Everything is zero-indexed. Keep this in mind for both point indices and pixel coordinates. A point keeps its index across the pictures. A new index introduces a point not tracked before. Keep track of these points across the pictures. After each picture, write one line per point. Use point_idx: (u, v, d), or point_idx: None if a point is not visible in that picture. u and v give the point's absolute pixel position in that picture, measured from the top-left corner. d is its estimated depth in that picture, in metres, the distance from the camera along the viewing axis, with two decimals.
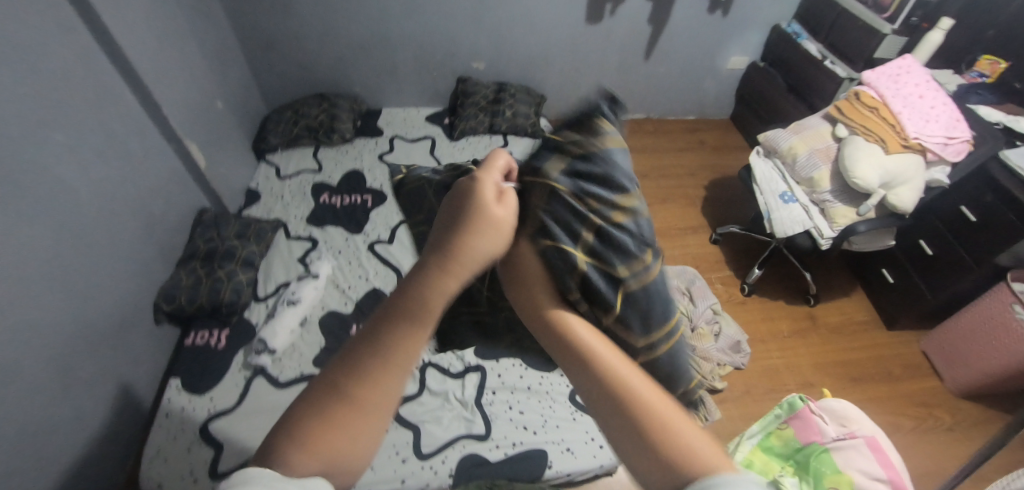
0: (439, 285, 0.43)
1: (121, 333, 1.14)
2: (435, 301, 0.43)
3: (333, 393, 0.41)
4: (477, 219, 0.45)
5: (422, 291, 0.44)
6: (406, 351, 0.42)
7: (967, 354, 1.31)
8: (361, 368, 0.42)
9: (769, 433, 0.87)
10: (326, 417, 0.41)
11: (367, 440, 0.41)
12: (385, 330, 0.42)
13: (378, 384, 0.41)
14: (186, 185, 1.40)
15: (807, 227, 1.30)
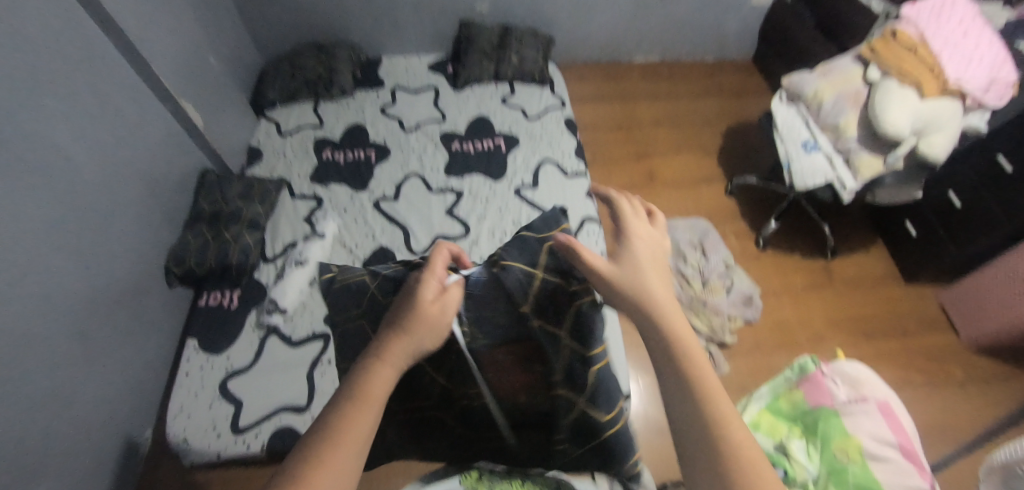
0: (382, 374, 0.54)
1: (133, 297, 1.16)
2: (382, 385, 0.54)
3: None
4: (415, 321, 0.58)
5: (376, 380, 0.53)
6: (361, 431, 0.50)
7: (987, 310, 1.28)
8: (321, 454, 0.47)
9: (777, 396, 0.81)
10: None
11: None
12: (334, 412, 0.51)
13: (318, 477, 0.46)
14: (185, 146, 1.37)
15: (829, 178, 1.23)
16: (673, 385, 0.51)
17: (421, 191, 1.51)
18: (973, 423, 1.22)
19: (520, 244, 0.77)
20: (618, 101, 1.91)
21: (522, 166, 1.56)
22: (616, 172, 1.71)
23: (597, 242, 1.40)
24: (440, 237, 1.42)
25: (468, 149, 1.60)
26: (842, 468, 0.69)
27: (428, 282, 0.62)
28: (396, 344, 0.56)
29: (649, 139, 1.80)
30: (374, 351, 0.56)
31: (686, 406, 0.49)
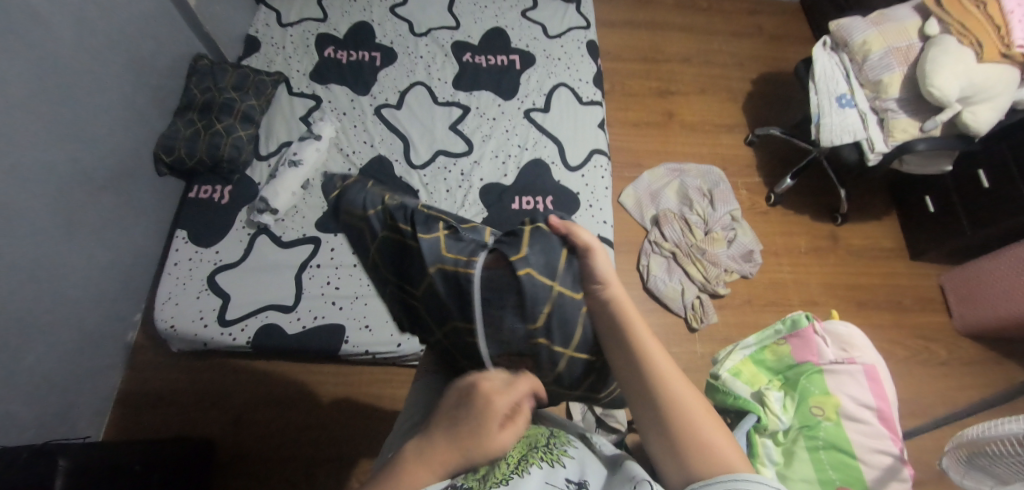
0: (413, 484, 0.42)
1: (117, 181, 1.13)
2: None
3: None
4: (474, 442, 0.43)
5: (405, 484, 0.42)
6: None
7: (988, 295, 1.26)
8: None
9: (764, 346, 0.77)
10: None
11: None
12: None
13: None
14: (174, 26, 1.27)
15: (858, 138, 1.16)
16: (632, 380, 0.49)
17: (425, 102, 1.43)
18: (943, 401, 1.25)
19: (543, 242, 0.51)
20: (648, 31, 1.77)
21: (535, 87, 1.47)
22: (634, 107, 1.61)
23: (603, 176, 1.35)
24: (440, 152, 1.36)
25: (480, 63, 1.50)
26: (815, 424, 0.71)
27: (493, 412, 0.44)
28: (445, 454, 0.43)
29: (675, 77, 1.68)
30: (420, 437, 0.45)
31: (652, 414, 0.48)
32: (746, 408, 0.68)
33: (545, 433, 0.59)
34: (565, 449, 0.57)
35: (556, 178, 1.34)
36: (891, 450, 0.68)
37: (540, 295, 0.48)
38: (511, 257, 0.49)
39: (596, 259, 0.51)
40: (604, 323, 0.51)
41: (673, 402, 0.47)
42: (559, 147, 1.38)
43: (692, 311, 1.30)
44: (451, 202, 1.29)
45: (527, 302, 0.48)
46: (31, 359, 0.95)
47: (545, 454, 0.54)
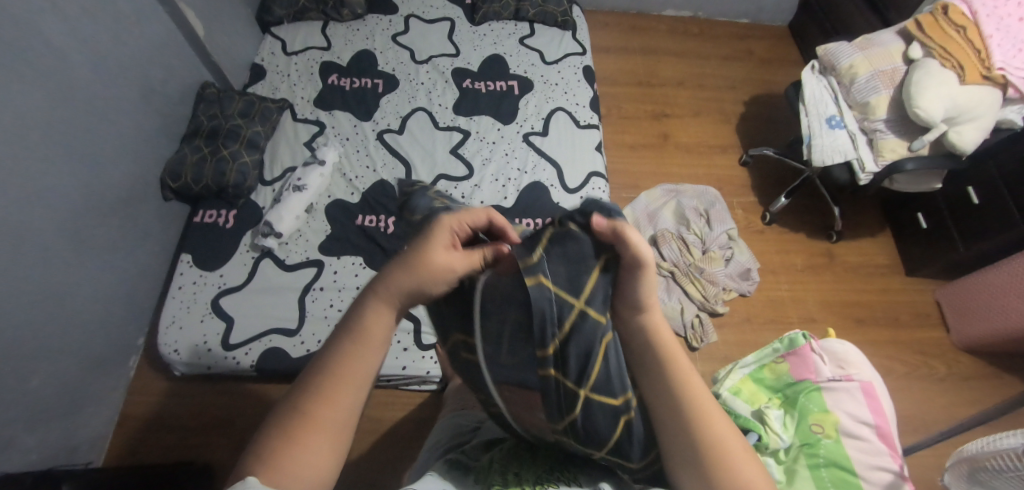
0: (380, 319, 0.48)
1: (124, 205, 1.15)
2: (379, 333, 0.48)
3: (289, 428, 0.45)
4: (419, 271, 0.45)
5: (370, 325, 0.47)
6: (355, 382, 0.47)
7: (984, 310, 1.28)
8: (324, 391, 0.46)
9: (763, 365, 0.78)
10: (278, 442, 0.44)
11: (329, 453, 0.45)
12: (332, 351, 0.47)
13: (317, 423, 0.45)
14: (183, 55, 1.31)
15: (848, 158, 1.19)
16: (665, 402, 0.47)
17: (426, 126, 1.47)
18: (945, 418, 1.24)
19: (567, 252, 0.44)
20: (642, 55, 1.82)
21: (533, 111, 1.51)
22: (630, 130, 1.65)
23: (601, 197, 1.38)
24: (442, 176, 1.39)
25: (480, 89, 1.54)
26: (815, 441, 0.71)
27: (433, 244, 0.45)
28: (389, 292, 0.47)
29: (669, 100, 1.73)
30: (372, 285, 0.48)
31: (682, 441, 0.47)
32: (747, 427, 0.68)
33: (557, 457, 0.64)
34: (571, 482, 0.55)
35: (555, 200, 1.37)
36: (891, 466, 0.68)
37: (553, 314, 0.44)
38: (521, 260, 0.43)
39: (641, 280, 0.44)
40: (638, 339, 0.49)
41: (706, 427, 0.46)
42: (557, 169, 1.41)
43: (692, 331, 1.31)
44: None
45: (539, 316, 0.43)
46: (34, 382, 0.95)
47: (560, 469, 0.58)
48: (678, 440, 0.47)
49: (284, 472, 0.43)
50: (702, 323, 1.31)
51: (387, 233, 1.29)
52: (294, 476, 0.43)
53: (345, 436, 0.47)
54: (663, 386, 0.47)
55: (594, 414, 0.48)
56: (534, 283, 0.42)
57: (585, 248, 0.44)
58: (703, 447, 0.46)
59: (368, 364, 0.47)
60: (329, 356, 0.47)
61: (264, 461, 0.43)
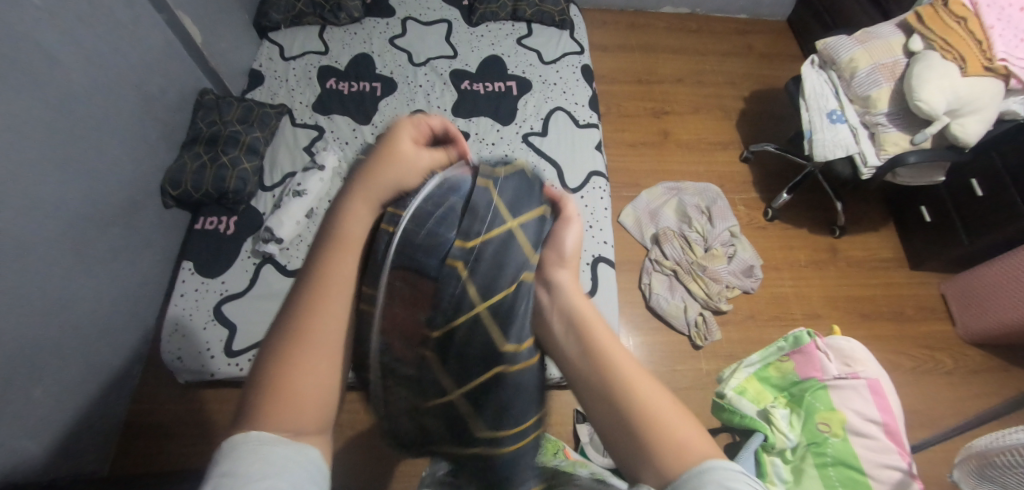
0: (358, 215, 0.48)
1: (125, 214, 1.15)
2: (356, 237, 0.47)
3: (283, 347, 0.43)
4: (390, 161, 0.50)
5: (348, 224, 0.48)
6: (339, 283, 0.45)
7: (989, 302, 1.27)
8: (311, 297, 0.44)
9: (768, 363, 0.76)
10: (275, 367, 0.42)
11: (326, 367, 0.43)
12: (313, 260, 0.46)
13: (309, 334, 0.43)
14: (182, 62, 1.31)
15: (850, 152, 1.18)
16: (592, 384, 0.46)
17: None
18: (953, 412, 1.24)
19: (522, 185, 0.52)
20: (641, 53, 1.82)
21: (532, 111, 1.51)
22: (631, 128, 1.65)
23: (602, 197, 1.37)
24: None
25: (478, 90, 1.54)
26: (823, 440, 0.70)
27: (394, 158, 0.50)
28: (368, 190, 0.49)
29: (669, 97, 1.72)
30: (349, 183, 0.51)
31: (613, 416, 0.44)
32: (752, 427, 0.70)
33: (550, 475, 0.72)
34: None
35: None
36: (900, 464, 0.67)
37: (489, 220, 0.47)
38: (486, 170, 0.51)
39: (569, 230, 0.57)
40: (565, 328, 0.50)
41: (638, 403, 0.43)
42: (558, 169, 1.41)
43: (696, 329, 1.31)
44: None
45: (468, 211, 0.47)
46: (39, 392, 0.96)
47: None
48: (615, 422, 0.44)
49: (289, 392, 0.41)
50: (706, 322, 1.31)
51: None
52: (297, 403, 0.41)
53: (338, 357, 0.44)
54: (591, 367, 0.47)
55: (478, 334, 0.45)
56: (484, 186, 0.48)
57: (533, 196, 0.52)
58: (634, 416, 0.43)
59: (348, 274, 0.46)
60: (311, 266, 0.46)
61: (258, 400, 0.41)
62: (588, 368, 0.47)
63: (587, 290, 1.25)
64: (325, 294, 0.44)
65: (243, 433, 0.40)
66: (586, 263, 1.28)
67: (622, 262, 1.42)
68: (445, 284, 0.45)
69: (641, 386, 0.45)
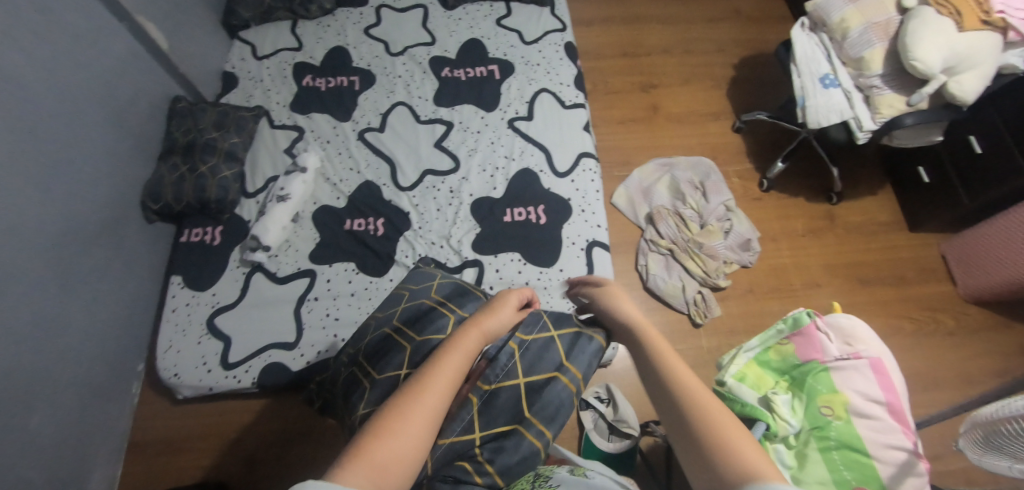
0: (469, 336, 0.71)
1: (106, 232, 1.13)
2: (467, 349, 0.69)
3: (388, 417, 0.56)
4: (493, 310, 0.78)
5: (461, 344, 0.69)
6: (447, 377, 0.62)
7: (990, 260, 1.25)
8: (421, 385, 0.60)
9: (768, 347, 0.76)
10: (376, 431, 0.54)
11: (419, 436, 0.55)
12: (432, 361, 0.65)
13: (417, 407, 0.57)
14: (150, 70, 1.27)
15: (845, 117, 1.14)
16: (662, 398, 0.55)
17: (408, 121, 1.42)
18: (955, 372, 1.23)
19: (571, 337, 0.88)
20: (625, 25, 1.75)
21: (516, 95, 1.46)
22: (619, 105, 1.60)
23: (593, 179, 1.34)
24: (427, 171, 1.36)
25: (459, 77, 1.49)
26: (825, 424, 0.68)
27: (504, 306, 0.79)
28: (479, 323, 0.74)
29: (656, 69, 1.67)
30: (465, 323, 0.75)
31: (690, 423, 0.50)
32: (754, 416, 0.68)
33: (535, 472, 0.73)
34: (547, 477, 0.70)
35: (545, 186, 1.33)
36: (904, 445, 0.65)
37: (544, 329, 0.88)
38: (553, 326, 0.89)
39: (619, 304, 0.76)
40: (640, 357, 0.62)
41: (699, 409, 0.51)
42: (546, 154, 1.38)
43: (695, 307, 1.30)
44: (443, 220, 1.30)
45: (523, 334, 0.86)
46: (36, 420, 0.95)
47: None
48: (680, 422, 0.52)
49: (388, 455, 0.52)
50: (704, 300, 1.30)
51: (377, 235, 1.27)
52: (378, 467, 0.50)
53: (420, 444, 0.55)
54: (662, 385, 0.56)
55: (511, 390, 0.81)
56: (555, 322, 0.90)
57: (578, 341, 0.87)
58: (702, 427, 0.50)
59: (450, 378, 0.62)
60: (426, 365, 0.64)
61: (352, 453, 0.52)
62: (658, 382, 0.56)
63: (582, 276, 1.23)
64: (434, 378, 0.61)
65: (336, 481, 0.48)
66: (580, 248, 1.26)
67: (616, 245, 1.40)
68: (504, 359, 0.83)
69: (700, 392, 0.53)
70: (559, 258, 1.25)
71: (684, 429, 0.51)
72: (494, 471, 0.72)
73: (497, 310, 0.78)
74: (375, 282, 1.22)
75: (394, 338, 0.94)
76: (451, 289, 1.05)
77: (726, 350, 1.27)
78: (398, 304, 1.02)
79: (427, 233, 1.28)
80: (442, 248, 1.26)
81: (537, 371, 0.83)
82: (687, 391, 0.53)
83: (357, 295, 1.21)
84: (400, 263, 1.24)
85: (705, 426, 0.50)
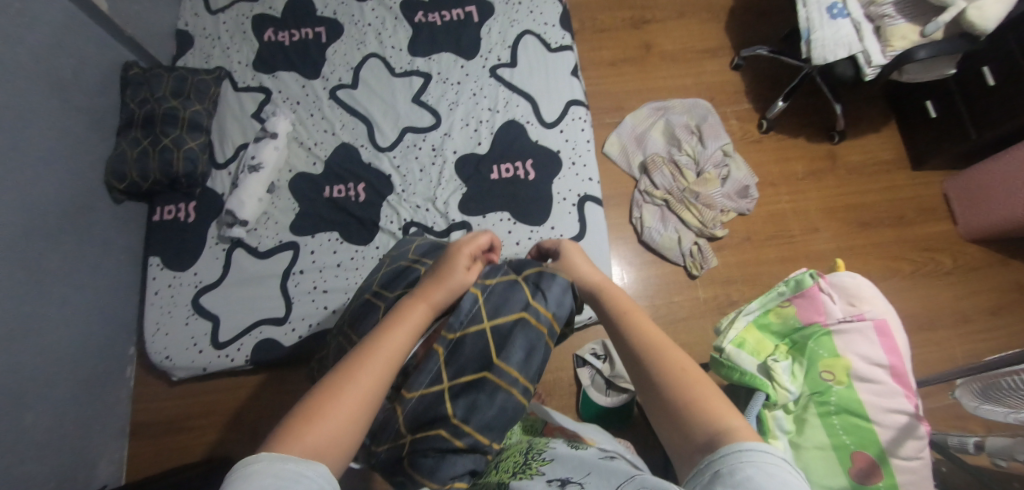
0: (416, 309, 0.64)
1: (74, 218, 1.07)
2: (413, 324, 0.62)
3: (316, 404, 0.51)
4: (448, 271, 0.70)
5: (406, 318, 0.62)
6: (389, 355, 0.57)
7: (992, 198, 1.21)
8: (357, 367, 0.55)
9: (768, 310, 0.73)
10: (301, 419, 0.49)
11: (349, 422, 0.51)
12: (373, 335, 0.59)
13: (347, 393, 0.52)
14: (93, 35, 1.15)
15: (852, 52, 1.06)
16: (641, 376, 0.53)
17: (382, 75, 1.32)
18: (950, 311, 1.23)
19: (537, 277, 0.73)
20: None
21: (498, 39, 1.35)
22: (609, 45, 1.49)
23: (583, 128, 1.26)
24: (407, 129, 1.28)
25: (434, 21, 1.37)
26: (826, 389, 0.67)
27: (456, 267, 0.69)
28: (430, 293, 0.66)
29: (650, 2, 1.53)
30: (414, 292, 0.67)
31: (671, 396, 0.49)
32: (753, 385, 0.67)
33: (528, 444, 0.72)
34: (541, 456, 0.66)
35: (533, 138, 1.26)
36: (906, 408, 0.64)
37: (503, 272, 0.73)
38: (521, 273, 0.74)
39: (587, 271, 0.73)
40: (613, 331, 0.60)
41: (684, 383, 0.49)
42: (533, 104, 1.29)
43: (691, 258, 1.27)
44: (427, 182, 1.24)
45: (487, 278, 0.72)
46: (32, 416, 0.94)
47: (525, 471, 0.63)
48: (655, 400, 0.51)
49: (310, 443, 0.47)
50: (701, 250, 1.26)
51: (359, 202, 1.22)
52: (313, 450, 0.47)
53: (357, 424, 0.51)
54: (637, 360, 0.55)
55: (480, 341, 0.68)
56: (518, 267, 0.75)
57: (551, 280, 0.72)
58: (685, 402, 0.48)
59: (393, 356, 0.57)
60: (366, 340, 0.58)
61: (275, 442, 0.47)
62: (636, 358, 0.55)
63: (574, 233, 1.18)
64: (373, 359, 0.56)
65: (242, 469, 0.43)
66: (572, 204, 1.20)
67: (609, 198, 1.35)
68: (463, 304, 0.69)
69: (682, 365, 0.51)
70: (550, 215, 1.20)
71: (663, 406, 0.49)
72: (472, 429, 0.65)
73: (452, 272, 0.70)
74: (361, 251, 1.18)
75: (374, 302, 0.85)
76: (428, 247, 0.94)
77: (722, 301, 1.26)
78: (380, 269, 0.93)
79: (411, 197, 1.22)
80: (428, 212, 1.21)
81: (501, 313, 0.69)
82: (670, 364, 0.52)
83: (343, 265, 1.17)
84: (385, 230, 1.19)
85: (691, 401, 0.48)
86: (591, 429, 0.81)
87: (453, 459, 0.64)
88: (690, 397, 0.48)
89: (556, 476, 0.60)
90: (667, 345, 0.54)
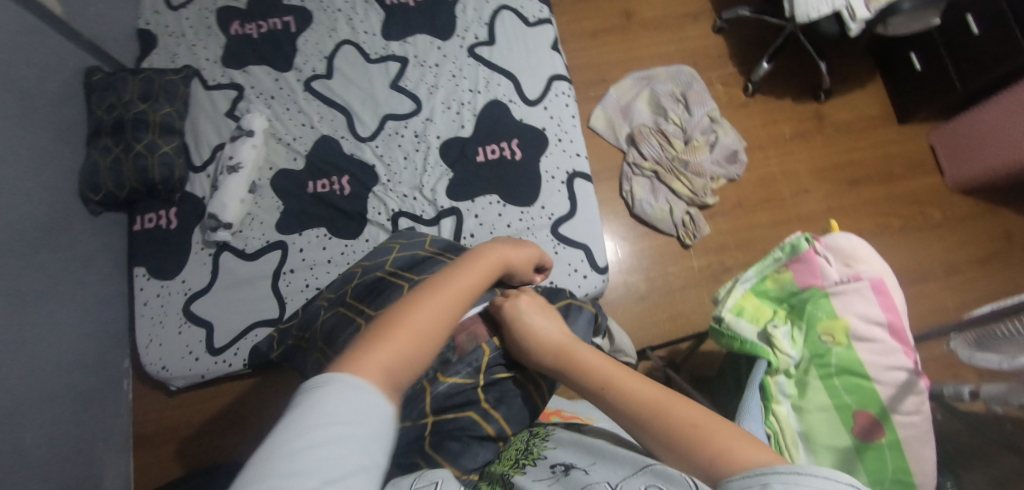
0: (488, 258, 0.68)
1: (51, 234, 1.04)
2: (485, 267, 0.66)
3: (398, 321, 0.53)
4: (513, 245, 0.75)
5: (479, 262, 0.66)
6: (466, 291, 0.60)
7: (981, 146, 1.20)
8: (436, 295, 0.58)
9: (764, 277, 0.75)
10: (386, 333, 0.52)
11: (428, 345, 0.53)
12: (447, 273, 0.63)
13: (427, 316, 0.55)
14: (50, 41, 1.09)
15: (836, 7, 1.04)
16: (640, 428, 0.51)
17: (356, 62, 1.28)
18: (941, 263, 1.25)
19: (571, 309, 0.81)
20: None
21: (473, 16, 1.31)
22: (588, 16, 1.45)
23: (567, 103, 1.24)
24: (387, 117, 1.24)
25: (406, 2, 1.32)
26: (825, 351, 0.68)
27: (521, 249, 0.75)
28: (499, 250, 0.71)
29: None
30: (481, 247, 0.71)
31: (681, 450, 0.47)
32: (755, 353, 0.71)
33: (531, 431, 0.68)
34: (544, 443, 0.64)
35: (517, 118, 1.23)
36: (905, 364, 0.64)
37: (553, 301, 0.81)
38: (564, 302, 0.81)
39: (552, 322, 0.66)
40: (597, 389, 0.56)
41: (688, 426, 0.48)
42: (514, 81, 1.26)
43: (684, 228, 1.26)
44: (412, 169, 1.21)
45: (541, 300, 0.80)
46: (32, 438, 0.93)
47: (530, 456, 0.62)
48: (665, 451, 0.49)
49: (393, 353, 0.49)
50: (693, 220, 1.26)
51: (344, 195, 1.19)
52: (395, 361, 0.49)
53: (437, 339, 0.54)
54: (634, 415, 0.52)
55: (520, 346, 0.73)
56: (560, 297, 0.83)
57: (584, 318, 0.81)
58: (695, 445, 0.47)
59: (467, 294, 0.60)
60: (440, 277, 0.62)
61: (362, 349, 0.49)
62: (631, 413, 0.52)
63: (565, 212, 1.17)
64: (449, 292, 0.59)
65: (334, 377, 0.44)
66: (561, 182, 1.18)
67: (598, 174, 1.33)
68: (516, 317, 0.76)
69: (682, 410, 0.50)
70: (540, 195, 1.18)
71: (674, 455, 0.48)
72: (500, 418, 0.67)
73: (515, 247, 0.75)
74: (351, 245, 1.16)
75: (390, 281, 0.82)
76: (446, 243, 0.93)
77: (717, 268, 1.26)
78: (389, 255, 0.90)
79: (397, 186, 1.20)
80: (415, 200, 1.19)
81: None
82: (669, 411, 0.50)
83: (334, 261, 1.15)
84: (374, 222, 1.17)
85: (698, 447, 0.46)
86: (587, 406, 0.83)
87: (476, 449, 0.64)
88: (699, 441, 0.46)
89: (559, 461, 0.59)
90: (654, 392, 0.53)
